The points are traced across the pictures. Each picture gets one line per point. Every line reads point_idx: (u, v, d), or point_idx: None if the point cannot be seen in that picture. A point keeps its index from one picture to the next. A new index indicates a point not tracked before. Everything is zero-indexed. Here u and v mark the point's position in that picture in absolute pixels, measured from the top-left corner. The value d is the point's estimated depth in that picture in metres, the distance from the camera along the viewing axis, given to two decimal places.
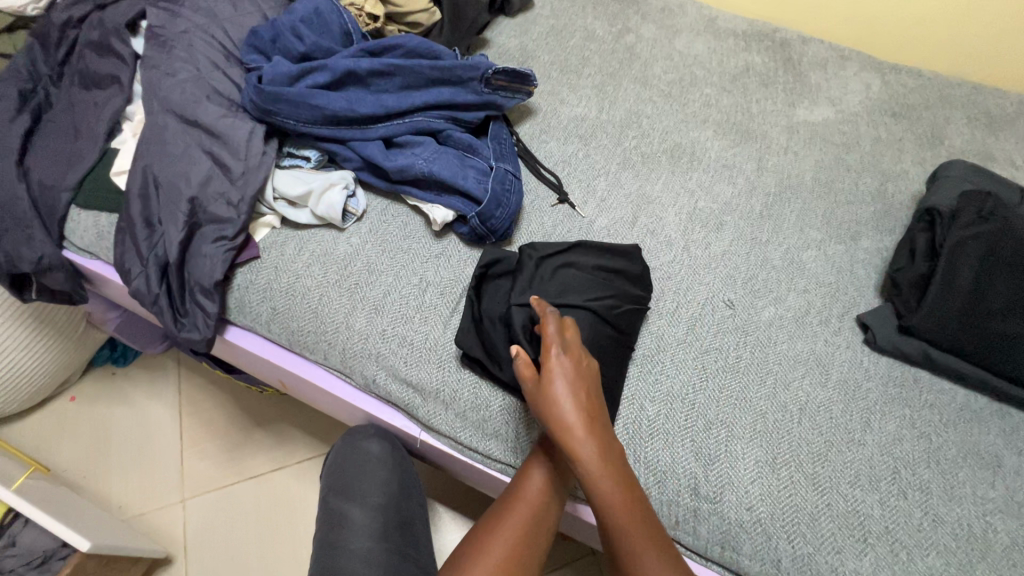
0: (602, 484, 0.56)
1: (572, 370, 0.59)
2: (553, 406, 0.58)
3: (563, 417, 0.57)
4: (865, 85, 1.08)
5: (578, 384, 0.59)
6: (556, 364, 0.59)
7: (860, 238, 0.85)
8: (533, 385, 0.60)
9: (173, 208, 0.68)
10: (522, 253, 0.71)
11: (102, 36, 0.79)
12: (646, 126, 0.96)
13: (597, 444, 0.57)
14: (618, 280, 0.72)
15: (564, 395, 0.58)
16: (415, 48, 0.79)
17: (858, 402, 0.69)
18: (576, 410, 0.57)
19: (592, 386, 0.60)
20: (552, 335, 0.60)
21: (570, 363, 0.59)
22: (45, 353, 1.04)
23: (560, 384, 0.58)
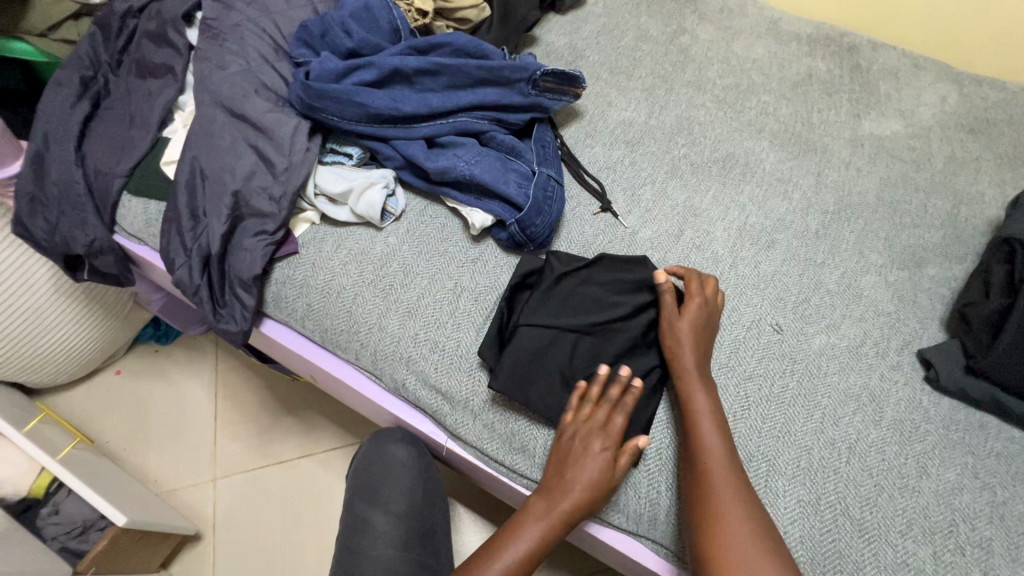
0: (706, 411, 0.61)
1: (699, 312, 0.66)
2: (678, 333, 0.65)
3: (685, 358, 0.64)
4: (940, 97, 1.00)
5: (703, 326, 0.66)
6: (695, 304, 0.66)
7: (926, 264, 0.79)
8: (671, 308, 0.66)
9: (217, 201, 0.69)
10: (546, 263, 0.70)
11: (159, 26, 0.81)
12: (698, 134, 0.91)
13: (705, 384, 0.63)
14: (636, 292, 0.69)
15: (688, 341, 0.64)
16: (463, 47, 0.77)
17: (914, 446, 0.64)
18: (695, 346, 0.64)
19: (710, 330, 0.67)
20: (693, 288, 0.68)
21: (704, 314, 0.67)
22: (94, 329, 1.08)
23: (689, 317, 0.65)
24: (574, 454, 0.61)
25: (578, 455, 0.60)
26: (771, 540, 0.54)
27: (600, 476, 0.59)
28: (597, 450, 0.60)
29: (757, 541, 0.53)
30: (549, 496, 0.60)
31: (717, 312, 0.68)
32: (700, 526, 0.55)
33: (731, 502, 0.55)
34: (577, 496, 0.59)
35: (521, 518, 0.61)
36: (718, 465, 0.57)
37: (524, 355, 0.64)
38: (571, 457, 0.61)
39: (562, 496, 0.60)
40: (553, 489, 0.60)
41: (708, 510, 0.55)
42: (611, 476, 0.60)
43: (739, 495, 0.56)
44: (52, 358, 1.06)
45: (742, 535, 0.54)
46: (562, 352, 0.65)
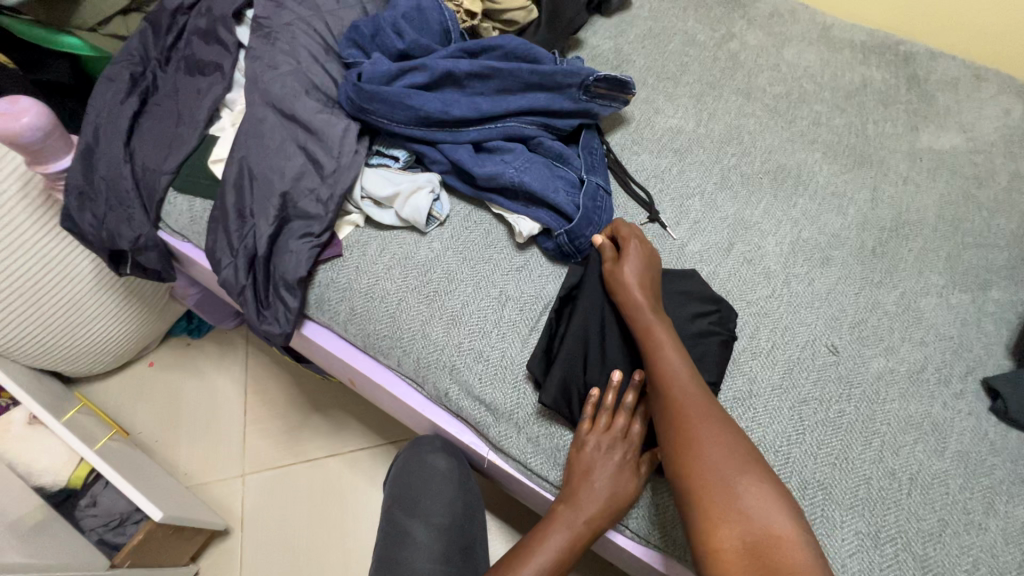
0: (662, 355, 0.59)
1: (641, 259, 0.65)
2: (625, 283, 0.63)
3: (636, 298, 0.62)
4: (1003, 110, 0.96)
5: (647, 272, 0.65)
6: (630, 250, 0.65)
7: (990, 287, 0.76)
8: (611, 262, 0.66)
9: (265, 201, 0.68)
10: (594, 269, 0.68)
11: (209, 24, 0.81)
12: (748, 143, 0.88)
13: (659, 326, 0.61)
14: (683, 304, 0.68)
15: (640, 283, 0.63)
16: (514, 50, 0.76)
17: (981, 480, 0.61)
18: (641, 289, 0.63)
19: (655, 276, 0.66)
20: (629, 231, 0.68)
21: (647, 256, 0.66)
22: (132, 320, 1.09)
23: (632, 264, 0.64)
24: (594, 462, 0.59)
25: (595, 462, 0.59)
26: (761, 463, 0.52)
27: (622, 483, 0.58)
28: (618, 460, 0.59)
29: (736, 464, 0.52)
30: (566, 503, 0.59)
31: (657, 254, 0.68)
32: (680, 469, 0.53)
33: (706, 434, 0.53)
34: (600, 501, 0.58)
35: (543, 528, 0.59)
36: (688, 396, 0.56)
37: (572, 371, 0.63)
38: (590, 463, 0.59)
39: (584, 503, 0.58)
40: (572, 497, 0.59)
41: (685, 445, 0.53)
42: (631, 481, 0.59)
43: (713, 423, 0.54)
44: (90, 348, 1.07)
45: (720, 471, 0.51)
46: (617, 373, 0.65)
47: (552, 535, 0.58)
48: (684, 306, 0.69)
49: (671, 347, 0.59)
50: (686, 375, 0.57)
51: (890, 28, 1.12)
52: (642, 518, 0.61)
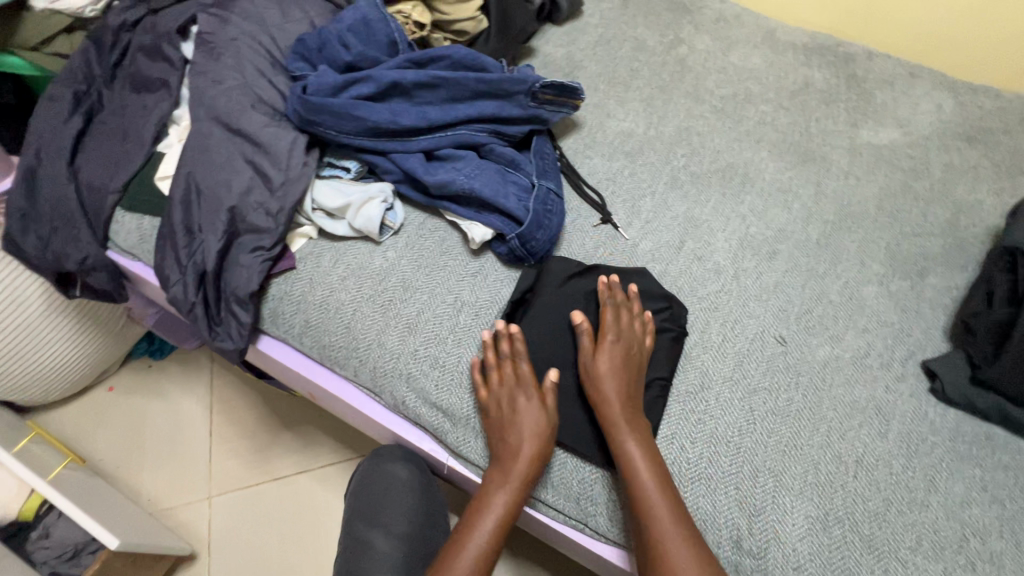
0: (632, 456, 0.58)
1: (619, 349, 0.64)
2: (600, 380, 0.63)
3: (607, 397, 0.62)
4: (937, 106, 1.01)
5: (625, 365, 0.64)
6: (608, 342, 0.64)
7: (928, 274, 0.79)
8: (587, 351, 0.65)
9: (213, 216, 0.68)
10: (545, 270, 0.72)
11: (154, 40, 0.79)
12: (696, 144, 0.91)
13: (631, 423, 0.60)
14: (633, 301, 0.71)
15: (612, 378, 0.62)
16: (462, 59, 0.77)
17: (923, 459, 0.63)
18: (615, 387, 0.62)
19: (635, 365, 0.65)
20: (611, 318, 0.66)
21: (624, 346, 0.65)
22: (87, 345, 1.06)
23: (606, 358, 0.63)
24: (508, 416, 0.61)
25: (508, 414, 0.61)
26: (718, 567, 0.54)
27: (539, 425, 0.61)
28: (528, 403, 0.61)
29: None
30: (497, 466, 0.61)
31: (643, 340, 0.67)
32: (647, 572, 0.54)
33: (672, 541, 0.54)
34: (524, 450, 0.60)
35: (483, 494, 0.60)
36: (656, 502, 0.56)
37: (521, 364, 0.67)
38: (505, 417, 0.61)
39: (510, 457, 0.60)
40: (500, 456, 0.61)
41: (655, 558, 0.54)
42: (545, 420, 0.61)
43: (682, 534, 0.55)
44: (43, 375, 1.04)
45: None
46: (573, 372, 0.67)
47: (494, 498, 0.59)
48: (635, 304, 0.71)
49: (642, 449, 0.59)
50: (655, 478, 0.57)
51: (831, 30, 1.17)
52: (602, 516, 0.62)
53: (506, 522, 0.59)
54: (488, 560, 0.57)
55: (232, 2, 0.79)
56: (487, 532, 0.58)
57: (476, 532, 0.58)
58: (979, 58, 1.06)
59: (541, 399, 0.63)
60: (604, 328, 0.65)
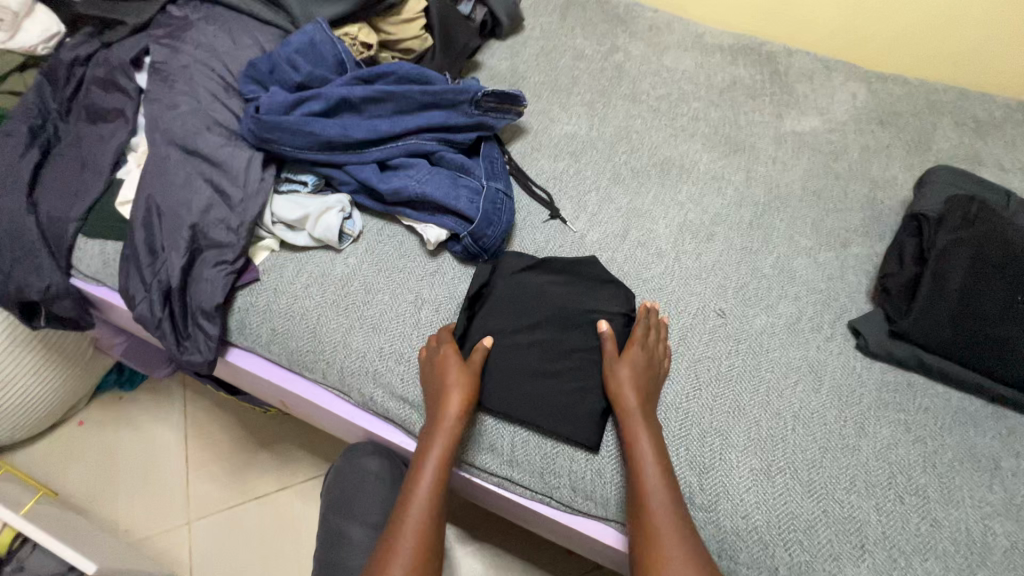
0: (644, 459, 0.61)
1: (641, 362, 0.67)
2: (620, 388, 0.65)
3: (626, 401, 0.64)
4: (852, 94, 1.10)
5: (646, 377, 0.67)
6: (634, 355, 0.67)
7: (850, 244, 0.86)
8: (611, 360, 0.68)
9: (174, 234, 0.70)
10: (499, 265, 0.76)
11: (107, 73, 0.81)
12: (636, 141, 0.98)
13: (649, 430, 0.63)
14: (585, 288, 0.75)
15: (633, 385, 0.65)
16: (407, 75, 0.82)
17: (853, 408, 0.70)
18: (637, 395, 0.65)
19: (656, 380, 0.68)
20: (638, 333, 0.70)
21: (648, 359, 0.68)
22: (53, 379, 1.05)
23: (628, 369, 0.66)
24: (437, 378, 0.66)
25: (435, 379, 0.66)
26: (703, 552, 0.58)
27: (464, 381, 0.65)
28: (451, 362, 0.66)
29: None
30: (429, 425, 0.65)
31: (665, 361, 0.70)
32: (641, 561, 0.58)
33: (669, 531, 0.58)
34: (450, 406, 0.64)
35: (420, 452, 0.64)
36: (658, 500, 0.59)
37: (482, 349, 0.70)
38: (435, 380, 0.66)
39: (438, 414, 0.64)
40: (430, 415, 0.65)
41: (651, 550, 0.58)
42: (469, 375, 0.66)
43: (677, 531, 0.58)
44: (8, 412, 1.03)
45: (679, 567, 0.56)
46: (532, 353, 0.69)
47: (428, 456, 0.63)
48: (590, 290, 0.75)
49: (657, 453, 0.62)
50: (662, 479, 0.60)
51: (755, 31, 1.26)
52: (565, 487, 0.66)
53: (443, 474, 0.63)
54: (433, 514, 0.62)
55: (183, 33, 0.83)
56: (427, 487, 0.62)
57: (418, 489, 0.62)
58: (886, 50, 1.17)
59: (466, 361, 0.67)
60: (632, 341, 0.69)
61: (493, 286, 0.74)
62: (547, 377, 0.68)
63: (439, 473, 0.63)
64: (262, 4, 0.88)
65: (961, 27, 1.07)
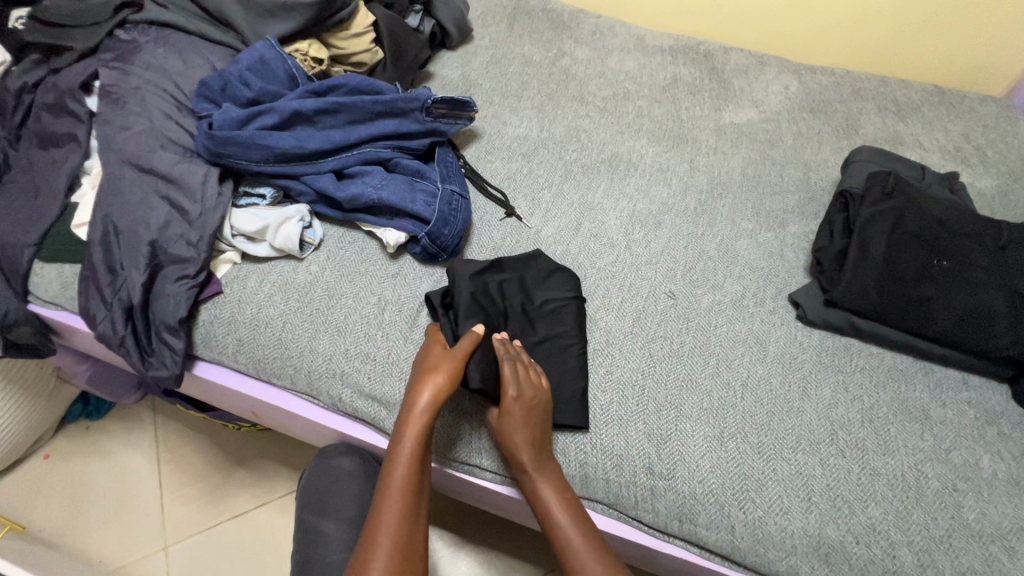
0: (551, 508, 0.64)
1: (523, 410, 0.66)
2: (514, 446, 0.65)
3: (519, 454, 0.65)
4: (784, 86, 1.17)
5: (533, 423, 0.66)
6: (512, 405, 0.66)
7: (788, 224, 0.92)
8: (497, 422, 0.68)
9: (134, 252, 0.71)
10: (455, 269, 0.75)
11: (57, 98, 0.81)
12: (585, 140, 1.03)
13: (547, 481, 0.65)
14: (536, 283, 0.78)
15: (525, 430, 0.65)
16: (358, 86, 0.85)
17: (796, 373, 0.75)
18: (526, 448, 0.65)
19: (545, 422, 0.67)
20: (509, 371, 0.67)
21: (528, 406, 0.66)
22: (16, 413, 1.03)
23: (517, 424, 0.65)
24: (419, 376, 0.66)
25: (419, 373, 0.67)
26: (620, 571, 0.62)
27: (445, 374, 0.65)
28: (436, 359, 0.67)
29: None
30: (400, 428, 0.64)
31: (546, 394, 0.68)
32: None
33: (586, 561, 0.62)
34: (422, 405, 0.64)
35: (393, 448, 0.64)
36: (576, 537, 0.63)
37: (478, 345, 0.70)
38: (415, 377, 0.66)
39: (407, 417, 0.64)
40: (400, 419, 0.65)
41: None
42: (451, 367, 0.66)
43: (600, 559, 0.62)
44: None
45: None
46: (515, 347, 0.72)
47: (398, 462, 0.63)
48: (544, 285, 0.79)
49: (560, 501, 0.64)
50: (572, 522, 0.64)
51: (692, 32, 1.33)
52: None
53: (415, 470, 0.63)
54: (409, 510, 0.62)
55: (132, 56, 0.84)
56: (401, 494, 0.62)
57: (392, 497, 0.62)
58: (812, 44, 1.25)
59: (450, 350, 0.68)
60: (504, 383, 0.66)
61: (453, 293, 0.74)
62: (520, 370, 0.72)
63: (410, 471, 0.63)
64: (211, 25, 0.90)
65: (875, 21, 1.16)
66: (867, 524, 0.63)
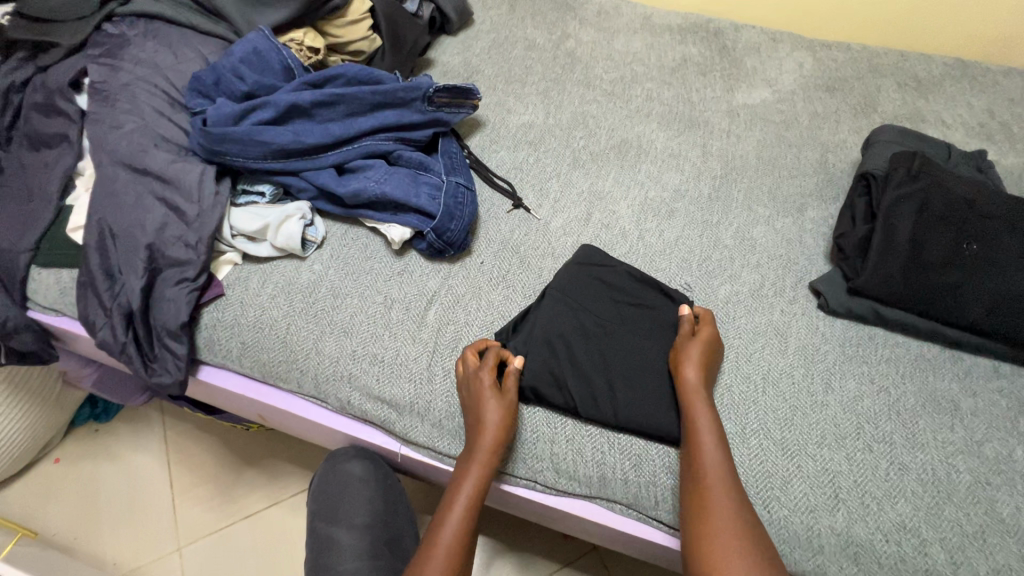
0: (704, 442, 0.61)
1: (699, 353, 0.66)
2: (685, 362, 0.66)
3: (695, 387, 0.64)
4: (798, 64, 1.12)
5: (705, 365, 0.66)
6: (693, 347, 0.67)
7: (806, 209, 0.89)
8: (683, 339, 0.69)
9: (131, 256, 0.69)
10: (574, 270, 0.75)
11: (46, 97, 0.78)
12: (592, 126, 0.99)
13: (708, 417, 0.62)
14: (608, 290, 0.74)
15: (696, 368, 0.65)
16: (355, 76, 0.82)
17: (818, 365, 0.72)
18: (700, 385, 0.64)
19: (712, 366, 0.67)
20: (689, 330, 0.69)
21: (711, 351, 0.68)
22: (23, 418, 1.02)
23: (692, 366, 0.65)
24: (470, 404, 0.65)
25: (472, 393, 0.65)
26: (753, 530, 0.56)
27: (498, 415, 0.63)
28: (488, 388, 0.64)
29: (750, 553, 0.54)
30: (468, 449, 0.64)
31: (716, 352, 0.68)
32: (698, 533, 0.56)
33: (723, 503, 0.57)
34: (485, 442, 0.62)
35: (467, 449, 0.64)
36: (718, 485, 0.58)
37: (636, 320, 0.72)
38: (468, 406, 0.65)
39: (476, 437, 0.63)
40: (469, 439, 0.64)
41: (704, 526, 0.56)
42: (498, 407, 0.63)
43: (739, 518, 0.56)
44: None
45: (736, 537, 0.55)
46: (601, 326, 0.71)
47: (462, 481, 0.62)
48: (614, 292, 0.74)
49: (714, 440, 0.61)
50: (723, 458, 0.60)
51: (700, 10, 1.28)
52: (548, 469, 0.67)
53: (484, 474, 0.62)
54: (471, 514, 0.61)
55: (120, 51, 0.81)
56: (464, 503, 0.61)
57: (444, 529, 0.60)
58: (826, 18, 1.20)
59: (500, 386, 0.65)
60: (685, 338, 0.68)
61: (613, 265, 0.76)
62: (638, 347, 0.70)
63: (480, 476, 0.62)
64: (201, 16, 0.87)
65: None
66: (896, 521, 0.61)
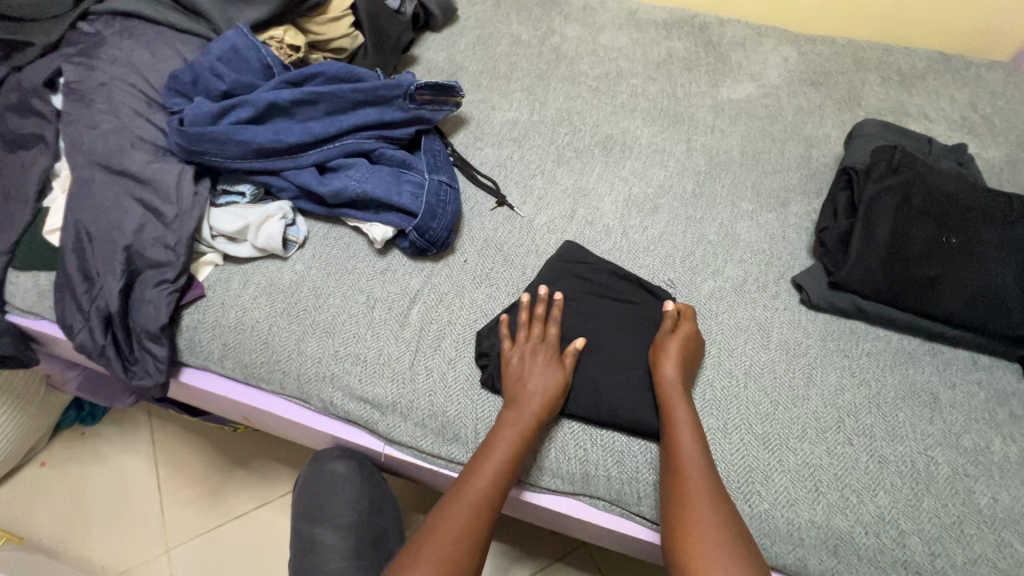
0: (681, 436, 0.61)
1: (678, 348, 0.67)
2: (663, 357, 0.66)
3: (671, 381, 0.64)
4: (783, 58, 1.12)
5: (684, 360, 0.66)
6: (671, 343, 0.67)
7: (790, 203, 0.89)
8: (662, 335, 0.69)
9: (109, 258, 0.68)
10: (558, 265, 0.76)
11: (20, 97, 0.77)
12: (577, 122, 0.99)
13: (685, 411, 0.63)
14: (592, 285, 0.75)
15: (673, 362, 0.66)
16: (335, 74, 0.81)
17: (800, 359, 0.72)
18: (677, 379, 0.65)
19: (693, 361, 0.68)
20: (671, 325, 0.69)
21: (692, 346, 0.68)
22: (7, 422, 1.01)
23: (671, 360, 0.66)
24: (515, 377, 0.65)
25: (525, 365, 0.66)
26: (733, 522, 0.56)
27: (548, 388, 0.64)
28: (548, 360, 0.66)
29: (727, 545, 0.54)
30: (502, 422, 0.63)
31: (699, 346, 0.69)
32: (676, 528, 0.57)
33: (700, 495, 0.57)
34: (529, 415, 0.62)
35: (499, 426, 0.63)
36: (697, 477, 0.59)
37: (620, 314, 0.73)
38: (510, 379, 0.65)
39: (517, 409, 0.63)
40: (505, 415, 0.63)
41: (681, 519, 0.57)
42: (553, 380, 0.65)
43: (718, 510, 0.56)
44: None
45: (715, 529, 0.55)
46: (585, 321, 0.71)
47: (487, 459, 0.60)
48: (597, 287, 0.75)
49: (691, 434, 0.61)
50: (700, 451, 0.60)
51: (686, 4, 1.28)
52: (531, 467, 0.67)
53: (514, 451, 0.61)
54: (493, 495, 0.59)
55: (96, 50, 0.80)
56: (486, 485, 0.59)
57: (461, 510, 0.57)
58: (811, 11, 1.20)
59: (559, 360, 0.67)
60: (666, 332, 0.69)
61: (596, 262, 0.77)
62: (620, 342, 0.70)
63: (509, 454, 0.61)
64: (178, 14, 0.86)
65: None
66: (875, 513, 0.62)
